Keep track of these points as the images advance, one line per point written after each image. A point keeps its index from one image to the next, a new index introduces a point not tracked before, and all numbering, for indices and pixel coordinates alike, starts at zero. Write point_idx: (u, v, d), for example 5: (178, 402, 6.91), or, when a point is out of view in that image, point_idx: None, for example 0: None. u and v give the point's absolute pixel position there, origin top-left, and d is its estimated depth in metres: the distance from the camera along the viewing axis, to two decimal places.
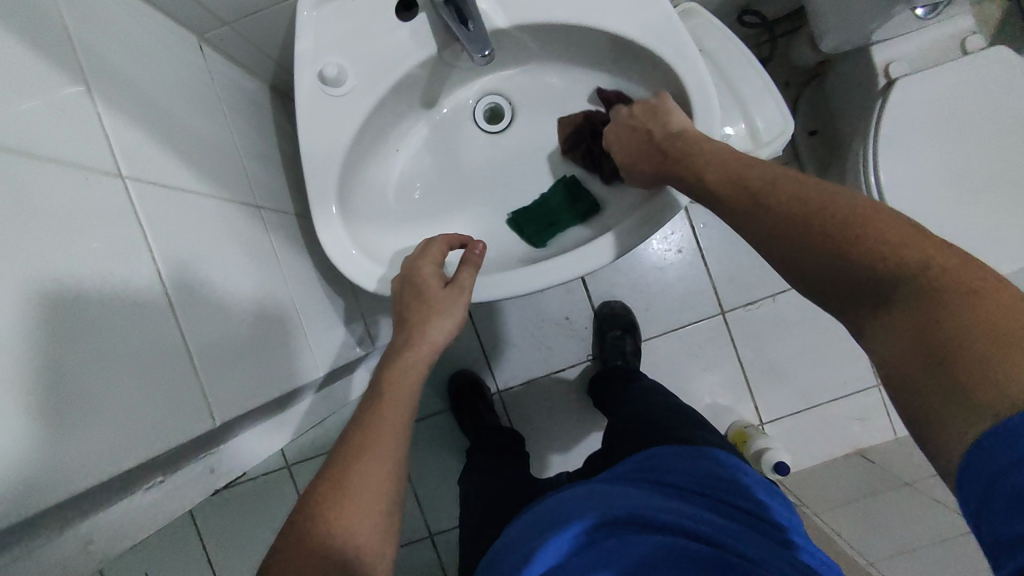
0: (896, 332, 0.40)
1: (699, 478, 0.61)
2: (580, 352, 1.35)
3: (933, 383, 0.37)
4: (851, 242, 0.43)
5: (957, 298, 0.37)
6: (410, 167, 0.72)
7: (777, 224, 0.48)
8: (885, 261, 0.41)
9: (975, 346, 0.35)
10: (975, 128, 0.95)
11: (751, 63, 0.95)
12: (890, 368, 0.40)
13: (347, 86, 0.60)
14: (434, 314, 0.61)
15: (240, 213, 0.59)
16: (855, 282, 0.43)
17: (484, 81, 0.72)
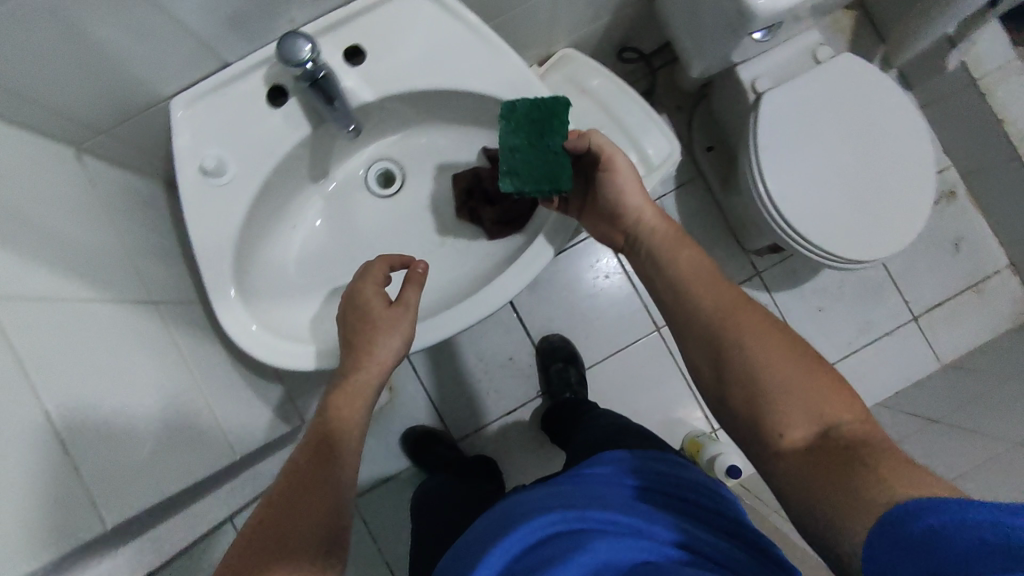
0: (807, 456, 0.47)
1: (647, 478, 0.60)
2: (528, 389, 1.37)
3: (846, 489, 0.43)
4: (801, 382, 0.51)
5: (879, 453, 0.45)
6: (308, 240, 0.74)
7: (742, 335, 0.54)
8: (823, 406, 0.49)
9: (879, 473, 0.43)
10: (863, 152, 1.05)
11: (631, 97, 1.02)
12: (791, 481, 0.47)
13: (229, 176, 0.63)
14: (382, 333, 0.61)
15: (137, 316, 0.60)
16: (798, 404, 0.50)
17: (370, 150, 0.76)
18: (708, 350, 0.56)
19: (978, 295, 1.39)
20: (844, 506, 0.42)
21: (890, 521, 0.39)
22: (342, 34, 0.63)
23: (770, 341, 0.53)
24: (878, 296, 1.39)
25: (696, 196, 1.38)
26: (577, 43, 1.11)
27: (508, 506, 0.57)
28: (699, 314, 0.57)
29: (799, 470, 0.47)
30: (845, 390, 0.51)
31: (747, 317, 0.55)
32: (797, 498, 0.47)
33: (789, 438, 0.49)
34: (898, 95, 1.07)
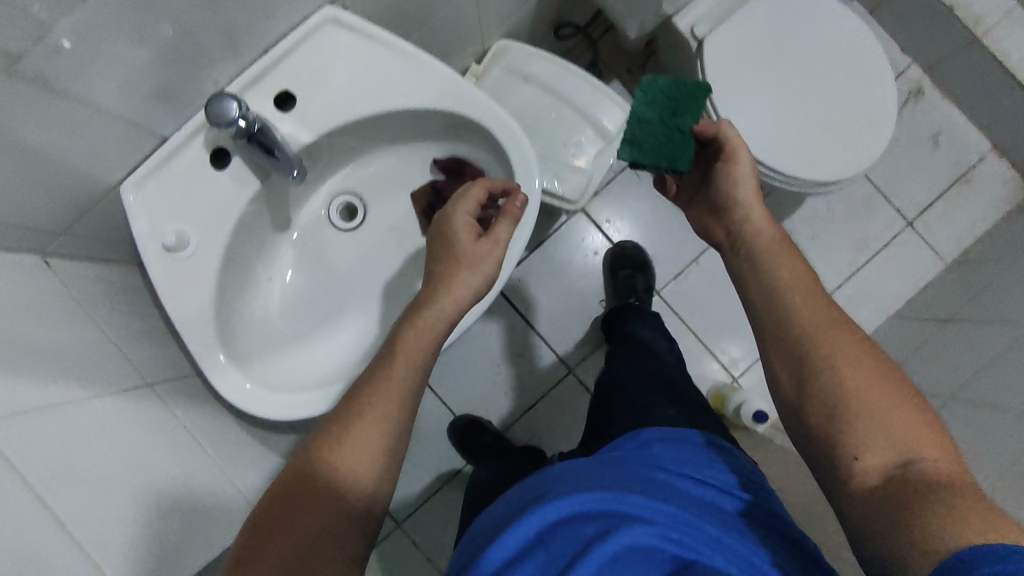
0: (883, 483, 0.46)
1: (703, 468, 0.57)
2: (545, 379, 1.38)
3: (922, 525, 0.42)
4: (887, 415, 0.48)
5: (963, 496, 0.43)
6: (287, 289, 0.74)
7: (840, 350, 0.52)
8: (905, 437, 0.47)
9: (965, 515, 0.41)
10: (826, 91, 1.04)
11: (575, 73, 1.02)
12: (858, 502, 0.47)
13: (191, 246, 0.63)
14: (466, 268, 0.60)
15: (128, 401, 0.60)
16: (884, 429, 0.48)
17: (326, 188, 0.76)
18: (793, 361, 0.54)
19: (968, 186, 1.37)
20: (915, 531, 0.42)
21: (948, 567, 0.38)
22: (269, 83, 0.63)
23: (862, 362, 0.51)
24: (868, 210, 1.38)
25: None
26: (511, 31, 1.10)
27: (547, 473, 0.53)
28: (786, 322, 0.55)
29: (871, 495, 0.46)
30: (935, 432, 0.48)
31: (843, 343, 0.52)
32: (863, 518, 0.46)
33: (865, 460, 0.48)
34: (868, 36, 1.05)
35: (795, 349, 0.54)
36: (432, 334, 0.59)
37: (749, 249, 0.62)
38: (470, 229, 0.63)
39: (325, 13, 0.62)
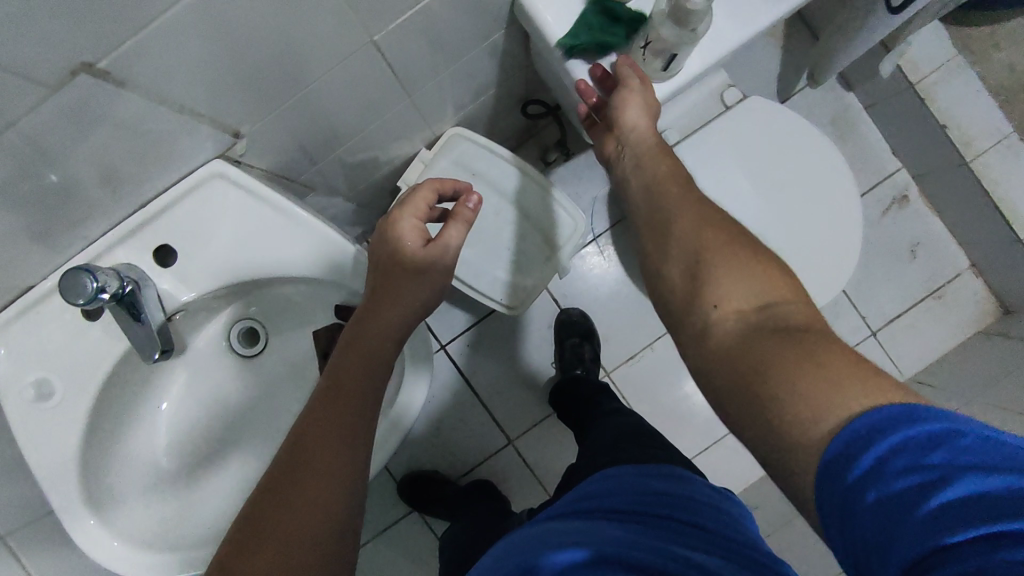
0: (737, 341, 0.47)
1: (646, 495, 0.54)
2: (483, 448, 1.36)
3: (788, 381, 0.42)
4: (747, 271, 0.50)
5: (820, 343, 0.43)
6: (176, 418, 0.71)
7: (704, 231, 0.54)
8: (764, 294, 0.49)
9: (819, 370, 0.41)
10: (787, 218, 0.98)
11: (527, 174, 0.97)
12: (718, 372, 0.47)
13: (57, 397, 0.60)
14: (412, 279, 0.59)
15: None
16: (746, 296, 0.49)
17: (227, 315, 0.72)
18: (664, 244, 0.57)
19: (941, 301, 1.32)
20: (767, 389, 0.42)
21: (839, 445, 0.37)
22: (148, 236, 0.59)
23: (728, 240, 0.53)
24: (835, 315, 1.33)
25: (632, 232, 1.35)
26: (471, 116, 1.04)
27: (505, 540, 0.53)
28: (661, 206, 0.59)
29: (725, 354, 0.47)
30: (792, 287, 0.50)
31: (713, 220, 0.55)
32: (717, 372, 0.48)
33: (722, 321, 0.49)
34: (841, 164, 0.99)
35: (664, 239, 0.57)
36: (390, 341, 0.58)
37: (630, 154, 0.66)
38: (417, 233, 0.60)
39: (212, 168, 0.58)
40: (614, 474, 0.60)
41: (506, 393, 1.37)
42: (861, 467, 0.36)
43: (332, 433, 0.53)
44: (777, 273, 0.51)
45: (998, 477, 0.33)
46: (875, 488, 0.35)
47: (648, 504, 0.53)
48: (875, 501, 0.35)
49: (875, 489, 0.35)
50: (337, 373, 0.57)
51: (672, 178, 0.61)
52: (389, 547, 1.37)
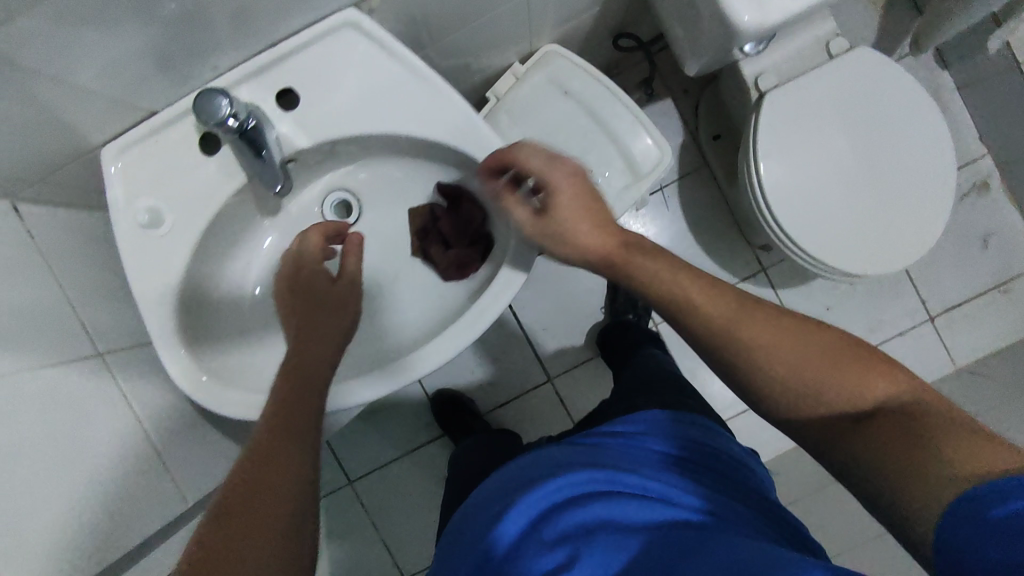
0: (865, 444, 0.47)
1: (676, 442, 0.60)
2: (521, 382, 1.38)
3: (915, 480, 0.43)
4: (836, 375, 0.49)
5: (942, 427, 0.45)
6: (264, 274, 0.73)
7: (763, 341, 0.52)
8: (856, 390, 0.49)
9: (943, 458, 0.43)
10: (880, 171, 0.96)
11: (618, 97, 0.96)
12: (853, 473, 0.48)
13: (166, 226, 0.61)
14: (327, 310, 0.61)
15: (79, 367, 0.61)
16: (837, 398, 0.49)
17: (325, 180, 0.73)
18: (733, 368, 0.54)
19: (1006, 294, 1.29)
20: (915, 492, 0.43)
21: (963, 507, 0.40)
22: (273, 76, 0.59)
23: (793, 339, 0.52)
24: (893, 295, 1.32)
25: (699, 185, 1.34)
26: (567, 37, 1.03)
27: (537, 460, 0.57)
28: (705, 322, 0.55)
29: (860, 460, 0.47)
30: (874, 359, 0.50)
31: (773, 322, 0.53)
32: (858, 475, 0.47)
33: (839, 438, 0.49)
34: (940, 125, 0.97)
35: (723, 360, 0.54)
36: (329, 364, 0.59)
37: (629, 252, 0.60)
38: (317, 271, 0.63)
39: (347, 16, 0.58)
40: (650, 412, 0.63)
41: (551, 331, 1.37)
42: (979, 514, 0.39)
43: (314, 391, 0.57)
44: (848, 348, 0.51)
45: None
46: (992, 539, 0.37)
47: (675, 454, 0.58)
48: (984, 530, 0.38)
49: (985, 521, 0.39)
50: (289, 379, 0.57)
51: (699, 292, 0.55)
52: (415, 467, 1.43)
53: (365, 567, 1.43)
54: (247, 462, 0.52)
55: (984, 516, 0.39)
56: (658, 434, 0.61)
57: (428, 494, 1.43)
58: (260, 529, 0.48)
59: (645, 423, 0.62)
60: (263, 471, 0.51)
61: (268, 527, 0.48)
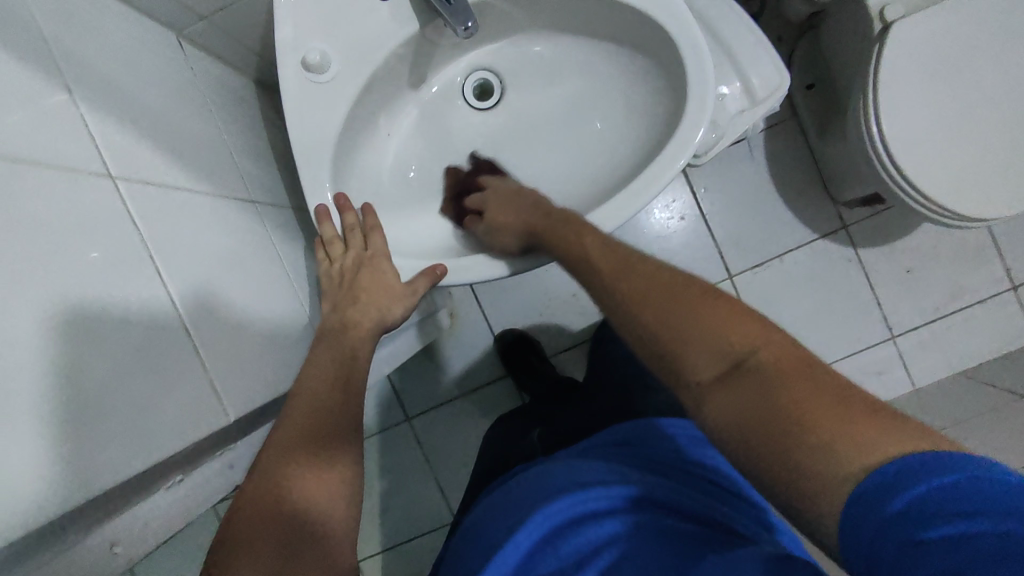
0: (738, 409, 0.43)
1: (666, 454, 0.62)
2: (590, 327, 1.35)
3: (791, 454, 0.38)
4: (710, 340, 0.46)
5: (803, 392, 0.40)
6: (403, 149, 0.71)
7: (653, 309, 0.50)
8: (727, 346, 0.45)
9: (809, 429, 0.38)
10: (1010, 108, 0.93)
11: (739, 17, 0.94)
12: (732, 444, 0.43)
13: (331, 72, 0.60)
14: (365, 302, 0.60)
15: (236, 209, 0.60)
16: (717, 359, 0.45)
17: (471, 57, 0.71)
18: (635, 333, 0.51)
19: None
20: (792, 471, 0.38)
21: (856, 501, 0.35)
22: None
23: (664, 303, 0.50)
24: (977, 261, 1.30)
25: (786, 137, 1.32)
26: None
27: (531, 472, 0.60)
28: (614, 291, 0.53)
29: (731, 429, 0.43)
30: (756, 321, 0.46)
31: (664, 286, 0.51)
32: (738, 451, 0.42)
33: (710, 402, 0.45)
34: None
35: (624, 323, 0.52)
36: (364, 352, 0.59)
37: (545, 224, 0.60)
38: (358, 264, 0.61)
39: None
40: (633, 426, 0.66)
41: None
42: (872, 511, 0.34)
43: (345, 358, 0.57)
44: (735, 312, 0.47)
45: (985, 520, 0.31)
46: (894, 533, 0.33)
47: (669, 465, 0.60)
48: (887, 531, 0.33)
49: (884, 518, 0.33)
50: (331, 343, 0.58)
51: (605, 256, 0.55)
52: (475, 407, 1.37)
53: (417, 506, 1.38)
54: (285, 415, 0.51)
55: (899, 505, 0.33)
56: (641, 442, 0.64)
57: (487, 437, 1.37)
58: (316, 479, 0.48)
59: (629, 432, 0.66)
60: (310, 415, 0.51)
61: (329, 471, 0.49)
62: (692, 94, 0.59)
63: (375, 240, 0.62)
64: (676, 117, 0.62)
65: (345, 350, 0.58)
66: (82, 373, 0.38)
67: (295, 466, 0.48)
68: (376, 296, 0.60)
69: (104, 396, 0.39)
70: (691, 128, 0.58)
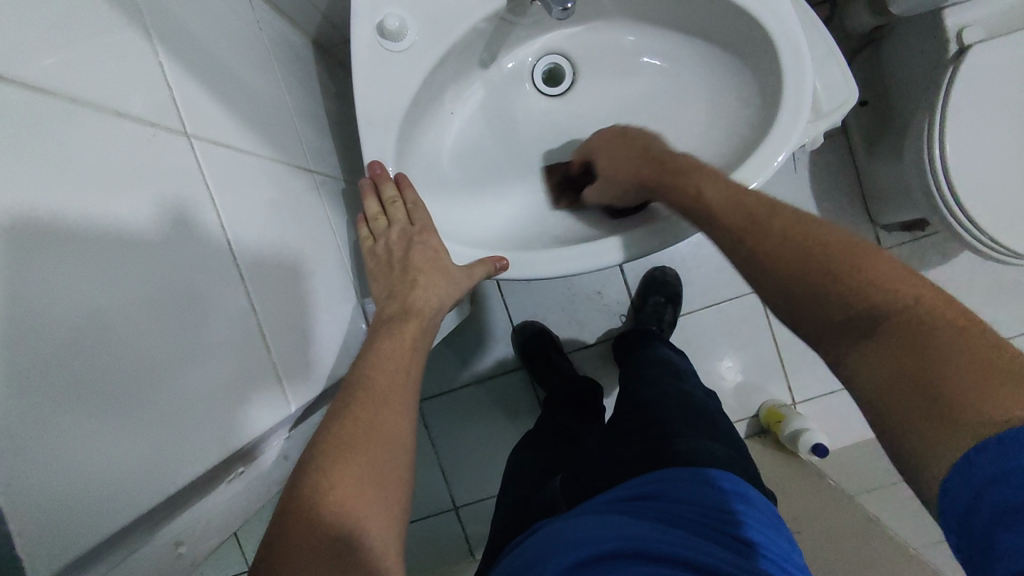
0: (886, 359, 0.44)
1: (696, 508, 0.55)
2: (613, 326, 1.32)
3: (931, 411, 0.40)
4: (848, 287, 0.47)
5: (955, 343, 0.41)
6: (466, 129, 0.67)
7: (785, 253, 0.50)
8: (876, 299, 0.45)
9: (964, 383, 0.39)
10: None
11: None
12: (872, 391, 0.44)
13: (407, 41, 0.56)
14: (419, 284, 0.56)
15: (294, 177, 0.57)
16: (856, 309, 0.46)
17: (545, 40, 0.68)
18: (772, 278, 0.51)
19: None
20: (937, 423, 0.39)
21: (982, 450, 0.36)
22: None
23: (796, 250, 0.50)
24: (1012, 297, 1.27)
25: (832, 152, 1.29)
26: None
27: (560, 528, 0.55)
28: (730, 237, 0.53)
29: (877, 377, 0.44)
30: (907, 277, 0.46)
31: (807, 238, 0.50)
32: (874, 399, 0.44)
33: (852, 355, 0.47)
34: None
35: (752, 269, 0.52)
36: (416, 348, 0.54)
37: (668, 163, 0.57)
38: (403, 241, 0.58)
39: None
40: (660, 473, 0.59)
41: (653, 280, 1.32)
42: (985, 467, 0.36)
43: (407, 345, 0.53)
44: (876, 261, 0.47)
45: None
46: (1000, 490, 0.35)
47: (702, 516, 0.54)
48: (999, 483, 0.35)
49: (998, 471, 0.35)
50: (388, 323, 0.55)
51: (726, 186, 0.54)
52: (486, 397, 1.34)
53: (418, 490, 1.35)
54: (339, 402, 0.47)
55: (1007, 465, 0.35)
56: (669, 493, 0.57)
57: (495, 427, 1.33)
58: (369, 450, 0.44)
59: (665, 484, 0.58)
60: (361, 410, 0.46)
61: (372, 475, 0.43)
62: (787, 101, 0.55)
63: (421, 214, 0.58)
64: (764, 124, 0.58)
65: (405, 344, 0.53)
66: (158, 342, 0.36)
67: (352, 442, 0.44)
68: (433, 280, 0.57)
69: (174, 369, 0.37)
70: (784, 137, 0.55)
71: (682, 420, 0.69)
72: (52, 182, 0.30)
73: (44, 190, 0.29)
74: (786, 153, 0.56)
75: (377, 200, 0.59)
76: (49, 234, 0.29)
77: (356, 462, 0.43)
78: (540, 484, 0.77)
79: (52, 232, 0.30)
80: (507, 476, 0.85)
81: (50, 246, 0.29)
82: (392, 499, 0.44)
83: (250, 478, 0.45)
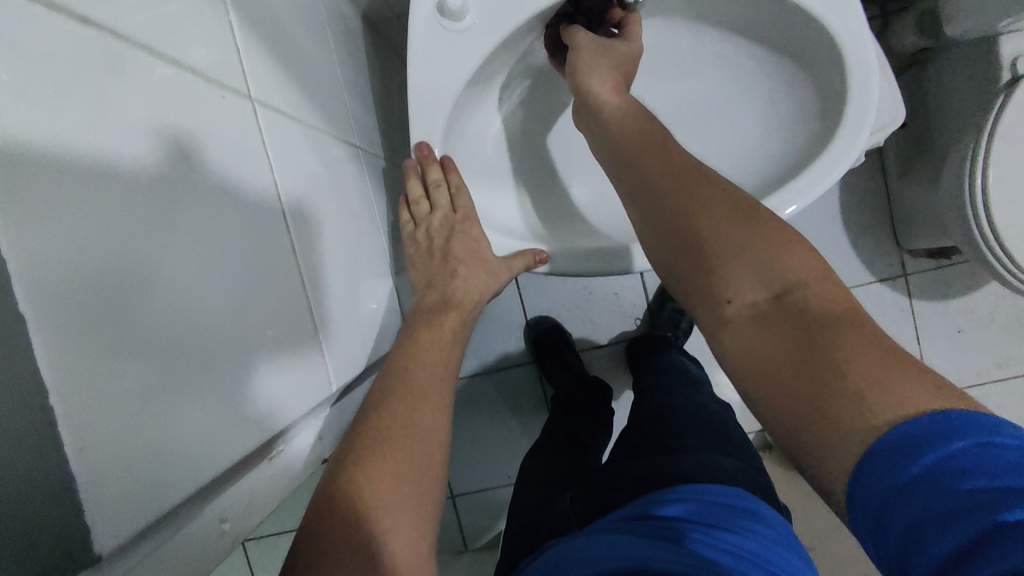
0: (772, 339, 0.40)
1: (706, 524, 0.53)
2: (626, 329, 1.31)
3: (817, 399, 0.36)
4: (750, 251, 0.42)
5: (851, 332, 0.37)
6: (511, 117, 0.66)
7: (686, 206, 0.45)
8: (776, 275, 0.41)
9: (855, 374, 0.35)
10: None
11: None
12: (750, 367, 0.41)
13: (467, 22, 0.54)
14: (461, 276, 0.55)
15: (340, 150, 0.57)
16: (752, 279, 0.42)
17: None
18: (669, 236, 0.46)
19: None
20: (820, 414, 0.36)
21: (872, 457, 0.33)
22: None
23: (704, 203, 0.44)
24: None
25: (864, 172, 1.27)
26: None
27: (575, 549, 0.54)
28: (642, 184, 0.48)
29: (759, 359, 0.40)
30: (808, 254, 0.42)
31: (710, 194, 0.45)
32: (754, 380, 0.41)
33: (728, 326, 0.43)
34: None
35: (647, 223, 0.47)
36: (455, 344, 0.53)
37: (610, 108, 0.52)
38: (444, 227, 0.57)
39: None
40: (673, 491, 0.57)
41: None
42: (880, 477, 0.33)
43: (445, 338, 0.52)
44: (781, 232, 0.43)
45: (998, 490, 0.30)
46: (905, 499, 0.32)
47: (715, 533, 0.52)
48: (898, 496, 0.32)
49: (893, 484, 0.32)
50: (427, 316, 0.53)
51: (655, 141, 0.49)
52: (493, 389, 1.33)
53: None
54: (380, 391, 0.46)
55: (906, 473, 0.32)
56: (679, 511, 0.55)
57: (499, 419, 1.33)
58: (401, 453, 0.42)
59: (693, 502, 0.56)
60: (399, 404, 0.45)
61: (407, 473, 0.42)
62: (850, 115, 0.54)
63: (465, 203, 0.57)
64: (823, 137, 0.57)
65: (445, 334, 0.52)
66: (217, 303, 0.35)
67: (383, 439, 0.42)
68: (472, 272, 0.56)
69: (230, 334, 0.36)
70: (843, 152, 0.54)
71: (701, 430, 0.68)
72: (135, 133, 0.29)
73: (122, 152, 0.29)
74: (845, 167, 0.55)
75: (421, 183, 0.58)
76: (122, 194, 0.28)
77: (388, 464, 0.41)
78: (556, 497, 0.76)
79: (128, 196, 0.29)
80: (520, 481, 0.85)
81: (128, 200, 0.29)
82: (424, 509, 0.42)
83: (287, 457, 0.44)
